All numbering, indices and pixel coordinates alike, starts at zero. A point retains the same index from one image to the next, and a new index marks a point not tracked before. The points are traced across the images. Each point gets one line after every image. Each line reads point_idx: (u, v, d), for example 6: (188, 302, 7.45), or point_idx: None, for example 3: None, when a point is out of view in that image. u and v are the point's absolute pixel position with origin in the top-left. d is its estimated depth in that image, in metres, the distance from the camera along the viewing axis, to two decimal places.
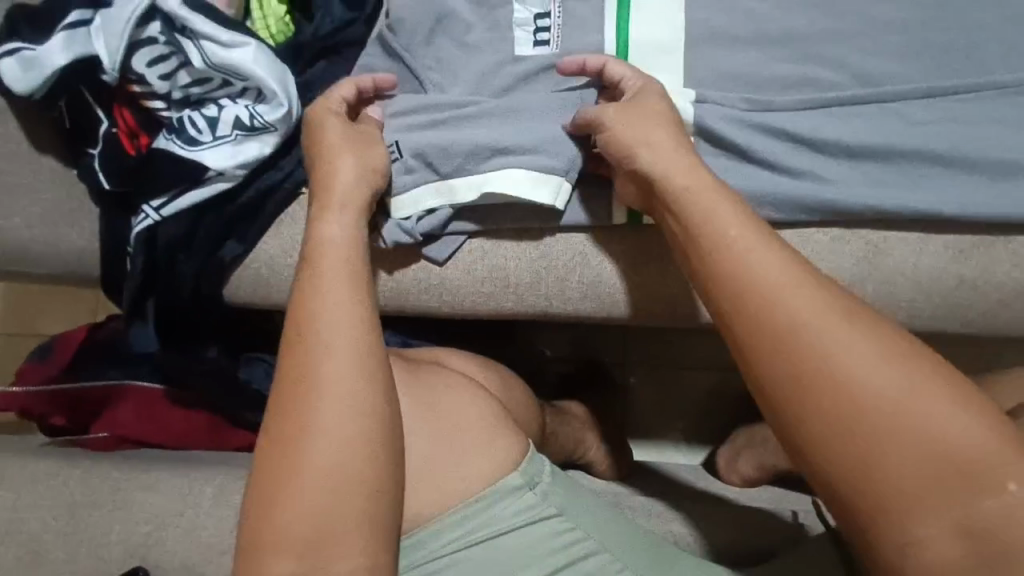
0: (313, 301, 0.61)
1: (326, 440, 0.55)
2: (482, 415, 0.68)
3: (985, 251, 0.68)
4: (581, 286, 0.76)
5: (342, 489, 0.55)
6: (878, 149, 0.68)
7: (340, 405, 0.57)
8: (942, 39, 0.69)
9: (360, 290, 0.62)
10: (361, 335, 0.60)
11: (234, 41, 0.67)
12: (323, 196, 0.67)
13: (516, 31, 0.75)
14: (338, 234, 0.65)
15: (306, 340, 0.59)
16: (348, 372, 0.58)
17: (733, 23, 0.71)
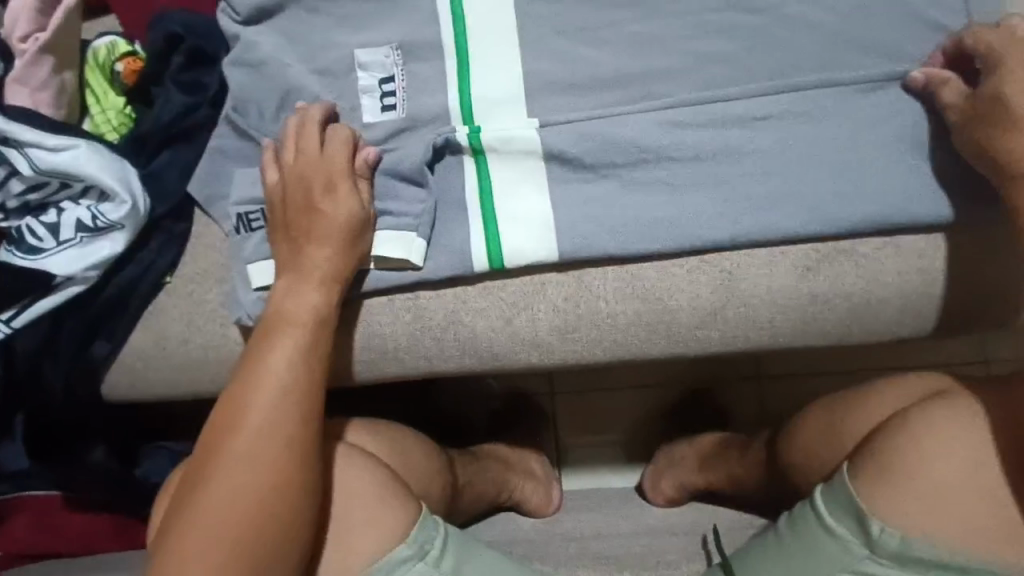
0: (269, 360, 0.64)
1: (240, 482, 0.60)
2: (372, 490, 0.71)
3: (830, 266, 0.70)
4: (456, 344, 0.75)
5: (241, 531, 0.59)
6: (719, 178, 0.70)
7: (264, 456, 0.61)
8: (770, 65, 0.71)
9: (309, 363, 0.65)
10: (298, 408, 0.63)
11: (62, 144, 0.66)
12: (296, 261, 0.68)
13: (363, 97, 0.75)
14: (300, 305, 0.67)
15: (256, 385, 0.63)
16: (269, 441, 0.62)
17: (570, 67, 0.73)
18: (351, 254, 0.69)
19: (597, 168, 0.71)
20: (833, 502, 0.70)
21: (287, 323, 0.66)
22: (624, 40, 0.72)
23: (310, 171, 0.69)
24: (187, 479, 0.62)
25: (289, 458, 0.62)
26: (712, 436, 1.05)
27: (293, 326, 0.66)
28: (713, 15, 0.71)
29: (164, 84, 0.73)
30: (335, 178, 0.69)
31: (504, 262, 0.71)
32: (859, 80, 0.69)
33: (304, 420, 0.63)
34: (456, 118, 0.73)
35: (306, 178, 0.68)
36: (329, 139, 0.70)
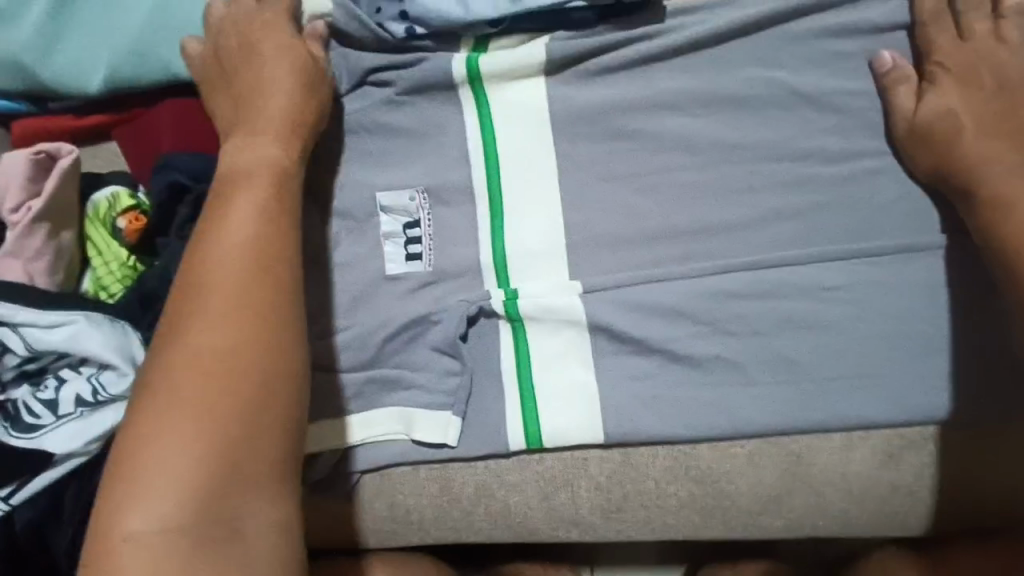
0: (209, 280, 0.54)
1: (193, 397, 0.49)
2: None
3: (916, 454, 0.62)
4: (486, 518, 0.68)
5: (216, 433, 0.49)
6: (786, 351, 0.62)
7: (233, 311, 0.53)
8: (847, 223, 0.62)
9: (265, 259, 0.55)
10: (254, 323, 0.53)
11: (58, 319, 0.60)
12: (247, 105, 0.61)
13: (386, 245, 0.67)
14: (238, 219, 0.57)
15: (196, 291, 0.54)
16: (227, 365, 0.51)
17: (617, 218, 0.65)
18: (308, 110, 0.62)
19: (648, 338, 0.64)
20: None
21: (228, 242, 0.56)
22: (679, 188, 0.64)
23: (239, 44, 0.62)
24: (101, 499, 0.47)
25: (263, 389, 0.51)
26: (758, 565, 0.97)
27: (231, 238, 0.56)
28: (781, 161, 0.63)
29: (171, 235, 0.67)
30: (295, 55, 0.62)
31: (543, 441, 0.65)
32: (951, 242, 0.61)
33: (267, 337, 0.53)
34: (489, 276, 0.66)
35: (232, 31, 0.63)
36: (265, 34, 0.62)
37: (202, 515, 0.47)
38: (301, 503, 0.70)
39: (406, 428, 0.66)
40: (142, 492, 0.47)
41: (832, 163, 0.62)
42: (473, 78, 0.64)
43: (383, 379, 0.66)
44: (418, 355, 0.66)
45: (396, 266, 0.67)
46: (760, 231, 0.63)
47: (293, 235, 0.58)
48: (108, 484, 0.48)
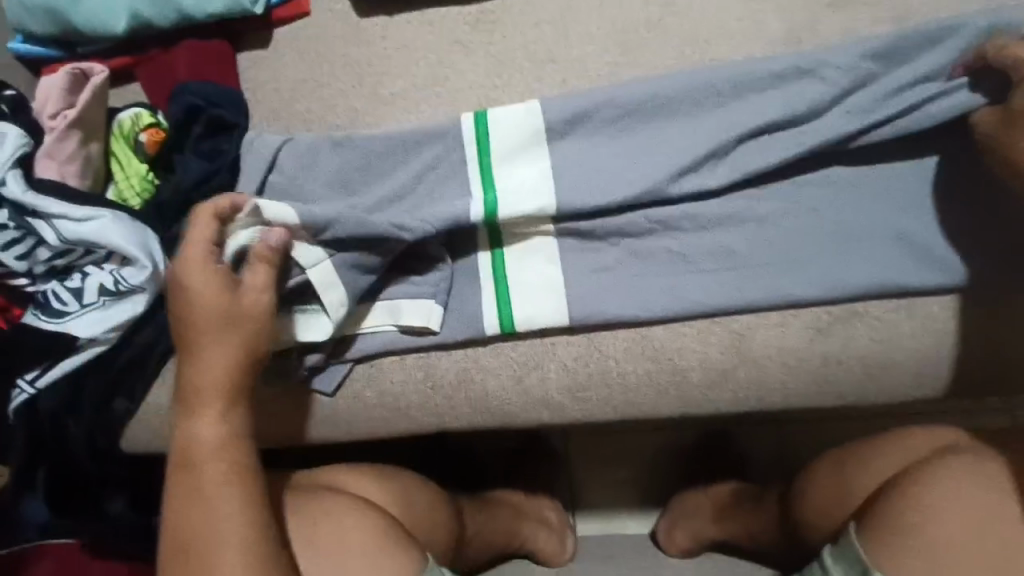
0: (197, 515, 0.63)
1: (213, 538, 0.62)
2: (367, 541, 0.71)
3: (842, 328, 0.70)
4: (467, 402, 0.76)
5: (243, 557, 0.62)
6: (727, 243, 0.71)
7: (224, 459, 0.65)
8: (781, 127, 0.70)
9: (241, 473, 0.65)
10: (236, 500, 0.64)
11: (88, 215, 0.68)
12: (189, 340, 0.65)
13: None
14: (205, 443, 0.65)
15: (190, 503, 0.64)
16: (228, 517, 0.63)
17: (581, 133, 0.72)
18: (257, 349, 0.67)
19: (607, 236, 0.72)
20: (841, 560, 0.71)
21: (204, 392, 0.65)
22: (637, 103, 0.72)
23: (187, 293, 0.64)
24: None
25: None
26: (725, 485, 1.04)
27: (202, 474, 0.64)
28: (726, 79, 0.71)
29: (185, 153, 0.76)
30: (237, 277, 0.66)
31: (515, 326, 0.73)
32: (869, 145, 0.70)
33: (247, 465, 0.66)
34: (474, 182, 0.71)
35: (185, 266, 0.64)
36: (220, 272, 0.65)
37: None
38: (300, 393, 0.78)
39: (394, 318, 0.73)
40: None
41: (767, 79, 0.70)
42: (486, 141, 0.72)
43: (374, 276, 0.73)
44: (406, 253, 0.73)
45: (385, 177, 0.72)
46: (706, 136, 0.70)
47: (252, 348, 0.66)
48: None
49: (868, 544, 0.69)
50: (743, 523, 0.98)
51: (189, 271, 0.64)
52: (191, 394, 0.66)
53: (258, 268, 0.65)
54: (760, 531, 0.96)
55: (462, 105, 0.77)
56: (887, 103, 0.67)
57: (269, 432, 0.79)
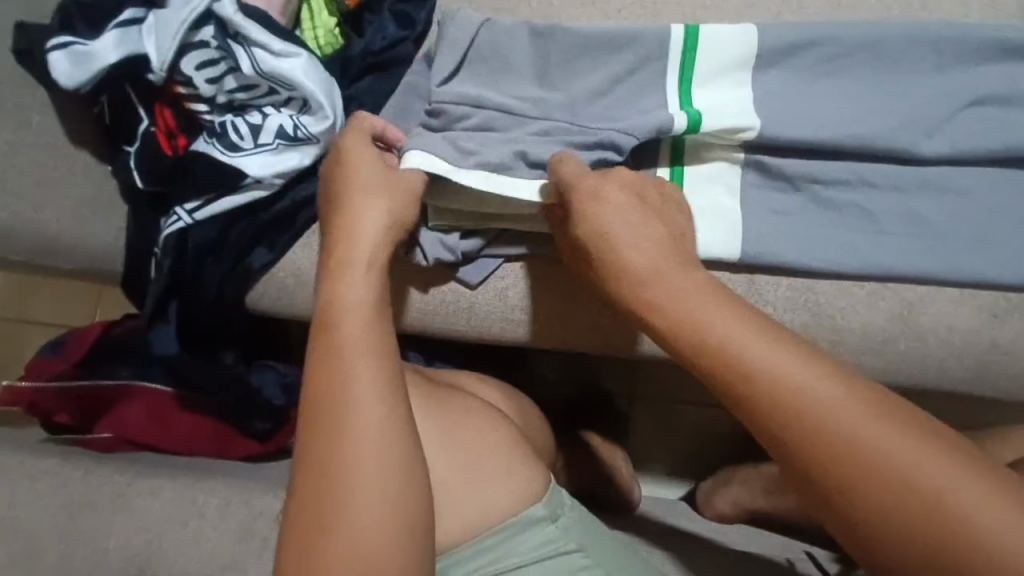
0: (335, 363, 0.58)
1: (354, 378, 0.57)
2: (501, 445, 0.72)
3: (1018, 317, 0.68)
4: (609, 322, 0.75)
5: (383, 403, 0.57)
6: (921, 210, 0.68)
7: (362, 305, 0.61)
8: (1006, 102, 0.67)
9: (378, 336, 0.60)
10: (374, 347, 0.59)
11: (285, 51, 0.67)
12: (346, 199, 0.65)
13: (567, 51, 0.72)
14: (351, 303, 0.61)
15: (326, 350, 0.59)
16: (368, 361, 0.58)
17: (789, 67, 0.70)
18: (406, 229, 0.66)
19: (794, 179, 0.70)
20: None
21: (351, 255, 0.63)
22: (854, 47, 0.69)
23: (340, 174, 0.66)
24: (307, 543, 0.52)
25: (386, 450, 0.56)
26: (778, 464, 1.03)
27: (339, 326, 0.60)
28: (958, 40, 0.67)
29: (380, 14, 0.75)
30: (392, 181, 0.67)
31: None
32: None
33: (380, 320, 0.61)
34: (672, 97, 0.69)
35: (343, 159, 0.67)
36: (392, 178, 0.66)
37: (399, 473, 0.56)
38: (442, 279, 0.77)
39: None
40: (346, 460, 0.54)
41: (1005, 46, 0.67)
42: (691, 55, 0.69)
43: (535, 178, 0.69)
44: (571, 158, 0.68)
45: (577, 83, 0.71)
46: (923, 93, 0.68)
47: (400, 209, 0.65)
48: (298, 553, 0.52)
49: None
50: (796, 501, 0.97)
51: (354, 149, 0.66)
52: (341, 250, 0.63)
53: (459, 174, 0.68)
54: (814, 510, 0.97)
55: (665, 19, 0.74)
56: None
57: (400, 312, 0.78)
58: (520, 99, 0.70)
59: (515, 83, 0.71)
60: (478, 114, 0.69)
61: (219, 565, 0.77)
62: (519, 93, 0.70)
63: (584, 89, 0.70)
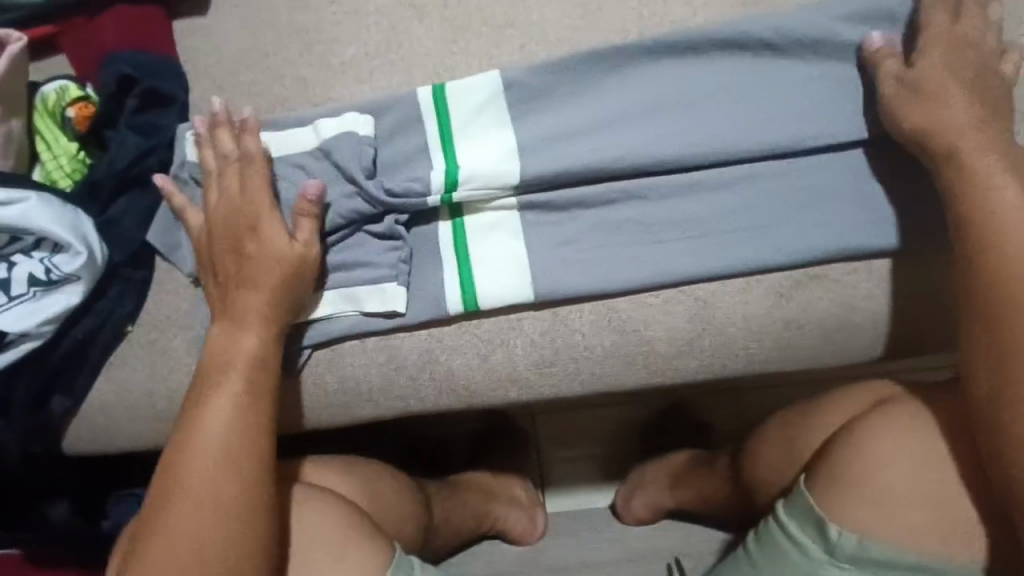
0: (189, 417, 0.62)
1: (198, 424, 0.61)
2: (335, 531, 0.69)
3: (802, 292, 0.71)
4: (431, 383, 0.74)
5: (227, 447, 0.61)
6: (691, 211, 0.71)
7: (226, 354, 0.64)
8: (738, 95, 0.70)
9: (242, 450, 0.61)
10: (234, 398, 0.62)
11: (12, 198, 0.64)
12: (234, 253, 0.67)
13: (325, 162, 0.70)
14: (206, 425, 0.61)
15: (195, 390, 0.64)
16: (223, 410, 0.62)
17: (537, 105, 0.71)
18: (273, 323, 0.66)
19: (567, 207, 0.72)
20: (796, 516, 0.70)
21: (234, 303, 0.66)
22: (597, 73, 0.71)
23: (231, 213, 0.67)
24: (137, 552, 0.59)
25: (226, 497, 0.60)
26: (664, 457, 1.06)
27: (203, 447, 0.61)
28: (683, 43, 0.70)
29: (119, 129, 0.71)
30: (254, 223, 0.67)
31: (479, 304, 0.71)
32: (838, 124, 0.69)
33: (248, 374, 0.64)
34: (437, 159, 0.70)
35: (235, 216, 0.67)
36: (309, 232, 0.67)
37: (242, 521, 0.60)
38: None
39: (354, 305, 0.71)
40: (189, 497, 0.59)
41: (726, 38, 0.69)
42: (443, 116, 0.71)
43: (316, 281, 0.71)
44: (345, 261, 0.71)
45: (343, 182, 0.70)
46: (665, 102, 0.70)
47: (254, 267, 0.66)
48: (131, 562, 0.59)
49: (822, 497, 0.68)
50: (697, 490, 0.98)
51: (233, 212, 0.67)
52: (218, 294, 0.67)
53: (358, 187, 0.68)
54: (710, 497, 0.97)
55: (418, 78, 0.74)
56: (831, 77, 0.70)
57: None
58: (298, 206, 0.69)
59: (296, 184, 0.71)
60: None
61: None
62: None
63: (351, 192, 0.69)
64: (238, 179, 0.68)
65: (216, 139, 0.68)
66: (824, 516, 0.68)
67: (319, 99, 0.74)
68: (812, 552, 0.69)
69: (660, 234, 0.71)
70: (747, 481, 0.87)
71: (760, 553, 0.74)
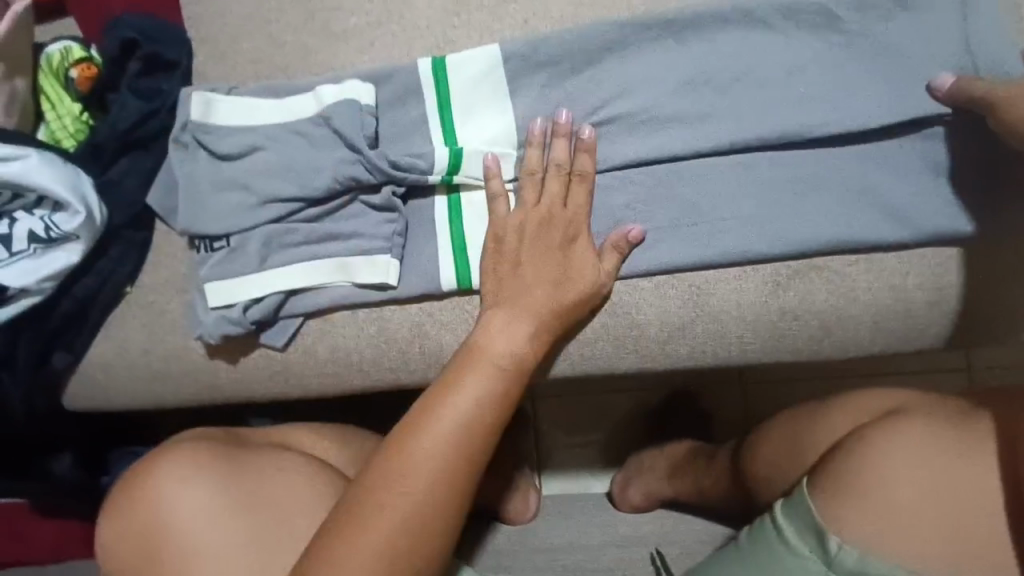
0: (452, 403, 0.60)
1: (459, 411, 0.60)
2: (308, 499, 0.63)
3: (800, 282, 0.69)
4: (422, 357, 0.74)
5: (447, 452, 0.59)
6: (690, 194, 0.69)
7: (500, 337, 0.64)
8: (744, 76, 0.68)
9: (486, 431, 0.61)
10: (507, 390, 0.63)
11: (11, 154, 0.65)
12: (558, 235, 0.67)
13: (322, 129, 0.70)
14: (453, 415, 0.60)
15: (465, 374, 0.62)
16: (482, 400, 0.61)
17: (539, 81, 0.70)
18: (554, 325, 0.66)
19: None
20: (795, 519, 0.65)
21: (515, 296, 0.66)
22: (596, 53, 0.69)
23: (537, 216, 0.67)
24: (334, 555, 0.55)
25: (422, 511, 0.57)
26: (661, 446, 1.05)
27: (446, 434, 0.59)
28: (689, 23, 0.68)
29: (121, 91, 0.72)
30: (575, 232, 0.67)
31: (471, 281, 0.71)
32: (850, 109, 0.66)
33: (517, 366, 0.64)
34: (435, 130, 0.70)
35: (549, 220, 0.67)
36: (577, 259, 0.67)
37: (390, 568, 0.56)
38: (251, 344, 0.74)
39: (348, 276, 0.71)
40: (363, 523, 0.56)
41: (734, 23, 0.68)
42: (442, 89, 0.70)
43: (308, 250, 0.71)
44: (338, 230, 0.71)
45: (338, 149, 0.70)
46: (668, 80, 0.69)
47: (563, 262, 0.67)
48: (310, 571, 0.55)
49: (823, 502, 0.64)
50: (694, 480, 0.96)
51: (541, 210, 0.67)
52: (505, 283, 0.67)
53: (578, 185, 0.68)
54: (712, 488, 0.94)
55: (418, 50, 0.73)
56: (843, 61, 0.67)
57: (216, 385, 0.76)
58: (294, 173, 0.69)
59: (291, 149, 0.70)
60: (245, 193, 0.70)
61: None
62: (295, 174, 0.69)
63: (347, 159, 0.69)
64: (565, 189, 0.68)
65: (551, 145, 0.68)
66: (823, 523, 0.63)
67: (319, 67, 0.74)
68: (808, 557, 0.64)
69: (659, 217, 0.69)
70: (747, 474, 0.85)
71: (748, 548, 0.69)
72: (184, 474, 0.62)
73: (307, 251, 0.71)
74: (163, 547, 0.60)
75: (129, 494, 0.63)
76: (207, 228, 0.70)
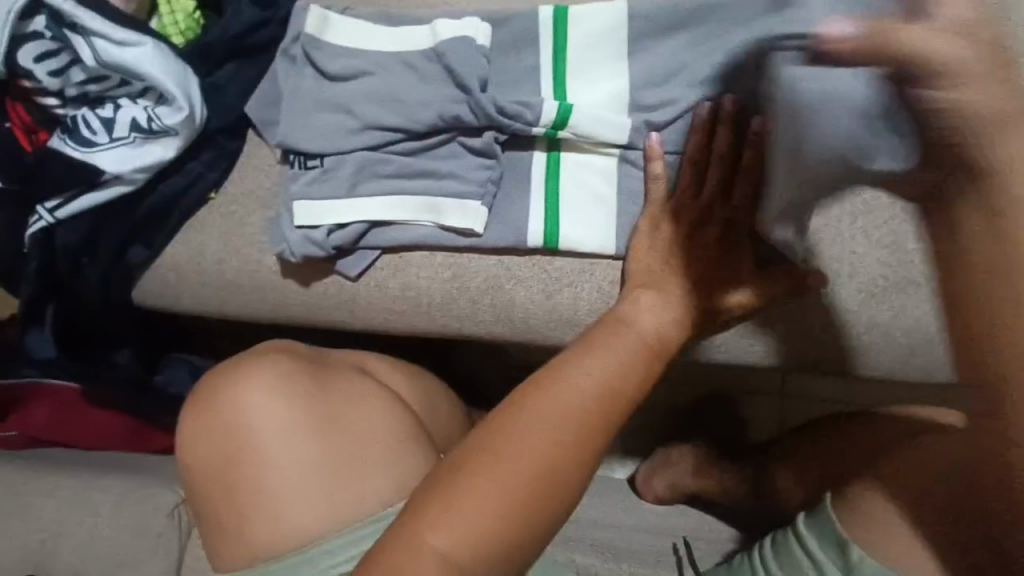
0: (598, 361, 0.58)
1: (607, 373, 0.57)
2: (381, 433, 0.63)
3: (898, 296, 0.66)
4: (492, 310, 0.72)
5: (589, 410, 0.55)
6: None
7: (650, 315, 0.62)
8: None
9: (605, 416, 0.56)
10: (651, 367, 0.59)
11: (128, 40, 0.65)
12: (718, 232, 0.65)
13: (432, 63, 0.68)
14: (593, 380, 0.57)
15: (612, 339, 0.60)
16: (629, 367, 0.58)
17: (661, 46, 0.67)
18: (697, 321, 0.65)
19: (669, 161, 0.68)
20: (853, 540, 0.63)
21: (669, 282, 0.65)
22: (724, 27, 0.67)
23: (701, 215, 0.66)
24: (461, 485, 0.52)
25: (556, 461, 0.53)
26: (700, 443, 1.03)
27: (587, 392, 0.56)
28: None
29: None
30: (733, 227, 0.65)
31: (558, 241, 0.69)
32: None
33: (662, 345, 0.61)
34: (547, 84, 0.69)
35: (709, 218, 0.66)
36: (733, 257, 0.65)
37: (512, 517, 0.51)
38: (327, 269, 0.74)
39: (434, 216, 0.70)
40: (498, 456, 0.53)
41: None
42: (560, 40, 0.68)
43: (400, 183, 0.70)
44: (432, 168, 0.70)
45: (446, 86, 0.68)
46: None
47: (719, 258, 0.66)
48: (429, 497, 0.52)
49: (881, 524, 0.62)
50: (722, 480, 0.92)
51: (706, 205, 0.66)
52: (659, 266, 0.66)
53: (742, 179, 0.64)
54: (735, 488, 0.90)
55: None
56: None
57: (283, 305, 0.76)
58: (398, 103, 0.68)
59: (399, 79, 0.69)
60: (346, 115, 0.69)
61: (119, 561, 0.77)
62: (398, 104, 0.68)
63: (453, 98, 0.68)
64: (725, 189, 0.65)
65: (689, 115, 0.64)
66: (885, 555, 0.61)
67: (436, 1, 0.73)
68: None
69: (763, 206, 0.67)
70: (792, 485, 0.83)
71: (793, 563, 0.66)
72: (267, 383, 0.63)
73: (397, 185, 0.70)
74: (241, 454, 0.61)
75: (212, 395, 0.64)
76: (303, 146, 0.70)
